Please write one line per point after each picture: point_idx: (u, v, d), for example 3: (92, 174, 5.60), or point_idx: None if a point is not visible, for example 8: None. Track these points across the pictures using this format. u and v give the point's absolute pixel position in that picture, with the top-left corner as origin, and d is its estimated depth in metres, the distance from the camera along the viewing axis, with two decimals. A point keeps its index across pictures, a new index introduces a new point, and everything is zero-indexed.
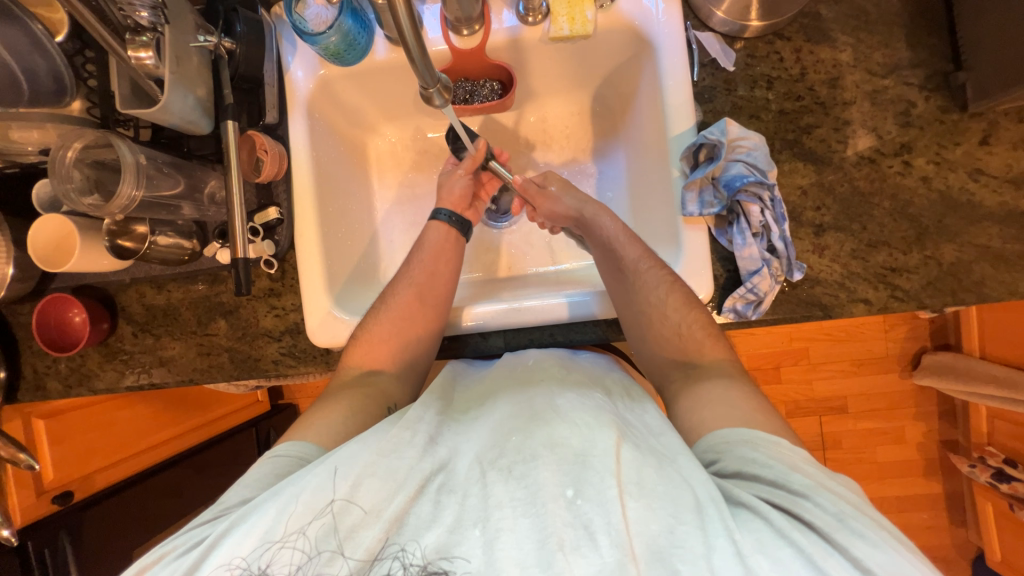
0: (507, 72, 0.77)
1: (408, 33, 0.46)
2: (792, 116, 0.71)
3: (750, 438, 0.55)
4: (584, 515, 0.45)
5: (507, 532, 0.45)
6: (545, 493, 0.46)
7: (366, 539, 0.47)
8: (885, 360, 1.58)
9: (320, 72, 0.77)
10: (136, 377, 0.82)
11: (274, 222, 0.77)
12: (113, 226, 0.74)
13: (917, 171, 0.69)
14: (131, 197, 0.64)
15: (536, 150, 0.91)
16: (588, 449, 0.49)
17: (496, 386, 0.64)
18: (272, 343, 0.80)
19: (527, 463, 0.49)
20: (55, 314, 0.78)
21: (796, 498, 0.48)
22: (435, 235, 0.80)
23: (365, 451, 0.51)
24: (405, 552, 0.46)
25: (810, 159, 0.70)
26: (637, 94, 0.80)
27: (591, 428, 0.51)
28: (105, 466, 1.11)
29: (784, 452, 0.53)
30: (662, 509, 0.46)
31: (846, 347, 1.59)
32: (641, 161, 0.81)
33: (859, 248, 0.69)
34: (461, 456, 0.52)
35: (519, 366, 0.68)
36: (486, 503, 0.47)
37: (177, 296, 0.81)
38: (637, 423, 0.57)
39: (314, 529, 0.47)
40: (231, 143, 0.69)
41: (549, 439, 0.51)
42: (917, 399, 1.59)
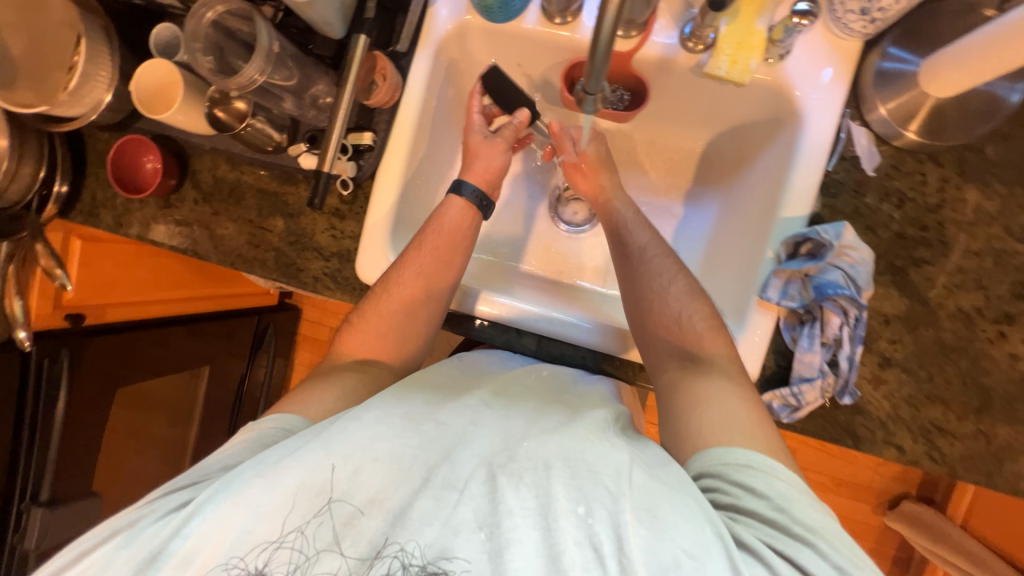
0: (643, 86, 0.75)
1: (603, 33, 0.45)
2: (908, 242, 0.67)
3: (746, 461, 0.53)
4: (595, 535, 0.47)
5: (517, 544, 0.47)
6: (557, 508, 0.48)
7: (368, 529, 0.49)
8: (865, 489, 1.58)
9: (464, 18, 0.75)
10: (184, 241, 0.83)
11: (364, 147, 0.76)
12: (215, 94, 0.74)
13: (1007, 346, 0.66)
14: (252, 79, 0.64)
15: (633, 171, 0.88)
16: (600, 466, 0.51)
17: (503, 385, 0.66)
18: (319, 259, 0.80)
19: (539, 472, 0.51)
20: (132, 155, 0.81)
21: (796, 544, 0.48)
22: (456, 213, 0.76)
23: (370, 434, 0.53)
24: (403, 550, 0.48)
25: (906, 291, 0.68)
26: (759, 157, 0.77)
27: (602, 449, 0.53)
28: (117, 303, 1.17)
29: (779, 479, 0.52)
30: (672, 539, 0.46)
31: (834, 463, 1.57)
32: (734, 224, 0.79)
33: (917, 395, 0.67)
34: (465, 447, 0.53)
35: (534, 372, 0.71)
36: (496, 509, 0.49)
37: (247, 180, 0.81)
38: (641, 444, 0.57)
39: (312, 528, 0.49)
40: (356, 57, 0.68)
41: (561, 453, 0.52)
42: (879, 536, 1.59)
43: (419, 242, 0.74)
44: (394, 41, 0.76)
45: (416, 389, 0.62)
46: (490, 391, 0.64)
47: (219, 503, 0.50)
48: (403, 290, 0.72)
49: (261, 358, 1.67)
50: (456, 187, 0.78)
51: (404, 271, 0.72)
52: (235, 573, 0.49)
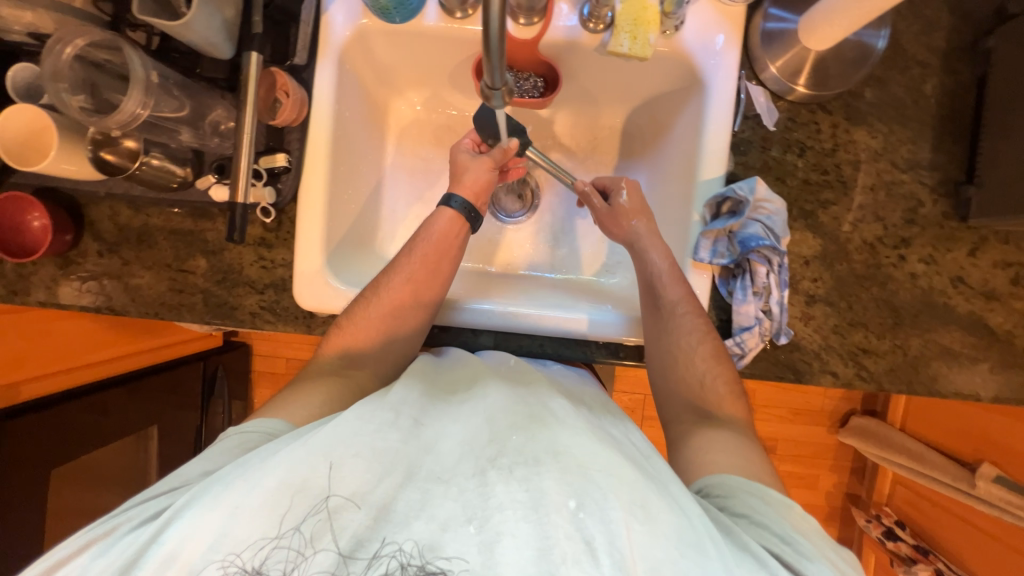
0: (554, 71, 0.76)
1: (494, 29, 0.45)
2: (814, 187, 0.73)
3: (760, 490, 0.57)
4: (586, 529, 0.45)
5: (508, 537, 0.45)
6: (548, 502, 0.46)
7: (355, 537, 0.46)
8: (817, 414, 1.72)
9: (361, 22, 0.72)
10: (96, 299, 0.76)
11: (278, 169, 0.72)
12: (97, 134, 0.67)
13: (908, 267, 0.74)
14: (133, 114, 0.58)
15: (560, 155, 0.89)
16: (591, 461, 0.48)
17: (489, 372, 0.66)
18: (252, 294, 0.76)
19: (530, 466, 0.48)
20: (12, 216, 0.72)
21: (801, 558, 0.50)
22: (443, 223, 0.74)
23: (351, 431, 0.52)
24: (398, 553, 0.45)
25: (819, 232, 0.73)
26: (674, 126, 0.81)
27: (589, 441, 0.51)
28: (32, 377, 1.06)
29: (791, 514, 0.55)
30: (664, 538, 0.46)
31: (788, 396, 1.71)
32: (662, 193, 0.82)
33: (841, 324, 0.74)
34: (448, 437, 0.53)
35: (501, 364, 0.69)
36: (485, 503, 0.46)
37: (157, 222, 0.75)
38: (626, 440, 0.57)
39: (306, 524, 0.47)
40: (251, 74, 0.64)
41: (551, 446, 0.50)
42: (836, 452, 1.75)
43: (408, 252, 0.74)
44: (291, 54, 0.72)
45: (394, 383, 0.62)
46: (467, 390, 0.62)
47: (197, 507, 0.48)
48: (400, 292, 0.72)
49: (216, 404, 1.54)
50: (444, 199, 0.76)
51: (399, 275, 0.72)
52: (231, 571, 0.45)
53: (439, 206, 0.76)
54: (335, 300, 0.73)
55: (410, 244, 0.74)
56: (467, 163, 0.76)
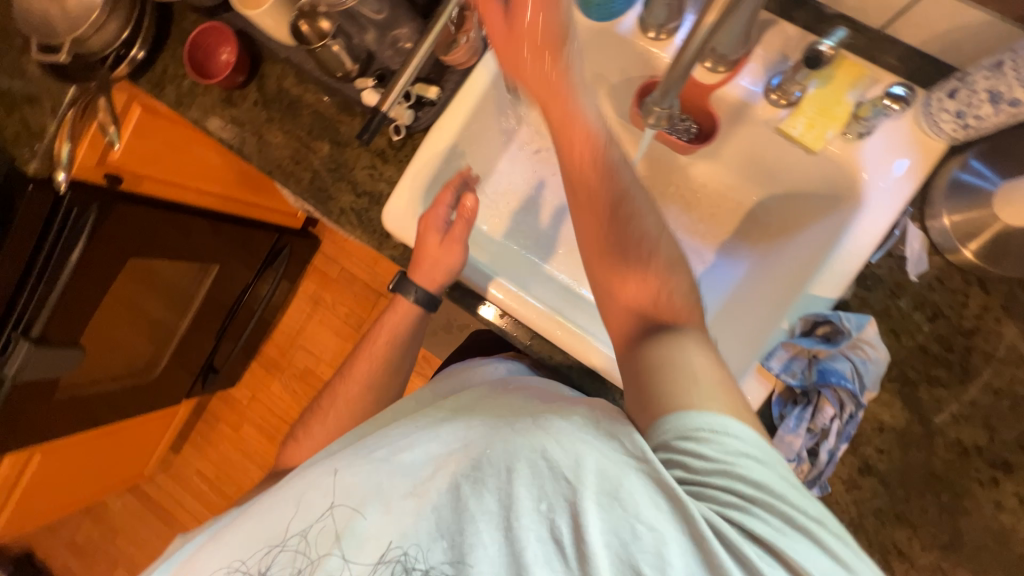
0: (714, 125, 0.74)
1: (695, 43, 0.47)
2: (929, 358, 0.65)
3: (709, 429, 0.49)
4: (555, 531, 0.48)
5: (480, 545, 0.49)
6: (519, 509, 0.49)
7: (349, 539, 0.56)
8: None
9: None
10: (233, 137, 0.85)
11: (426, 100, 0.76)
12: (305, 6, 0.72)
13: (996, 493, 0.63)
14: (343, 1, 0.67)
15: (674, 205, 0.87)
16: (562, 464, 0.49)
17: (472, 399, 0.68)
18: (350, 193, 0.81)
19: (499, 475, 0.51)
20: (210, 43, 0.83)
21: (758, 514, 0.46)
22: (432, 231, 0.74)
23: (329, 469, 0.63)
24: (406, 555, 0.53)
25: (910, 405, 0.65)
26: (805, 232, 0.76)
27: (554, 432, 0.50)
28: (154, 178, 1.21)
29: (734, 442, 0.48)
30: (626, 532, 0.46)
31: None
32: (758, 288, 0.78)
33: (886, 511, 0.65)
34: (416, 454, 0.58)
35: (511, 381, 0.73)
36: (459, 514, 0.52)
37: (309, 99, 0.83)
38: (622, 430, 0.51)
39: (304, 539, 0.59)
40: (444, 13, 0.69)
41: (523, 449, 0.51)
42: None
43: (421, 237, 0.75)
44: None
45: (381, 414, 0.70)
46: (454, 405, 0.67)
47: (212, 549, 0.65)
48: (383, 339, 0.86)
49: (267, 275, 1.75)
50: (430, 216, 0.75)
51: (388, 315, 0.85)
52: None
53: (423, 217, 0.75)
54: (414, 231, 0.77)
55: (422, 227, 0.75)
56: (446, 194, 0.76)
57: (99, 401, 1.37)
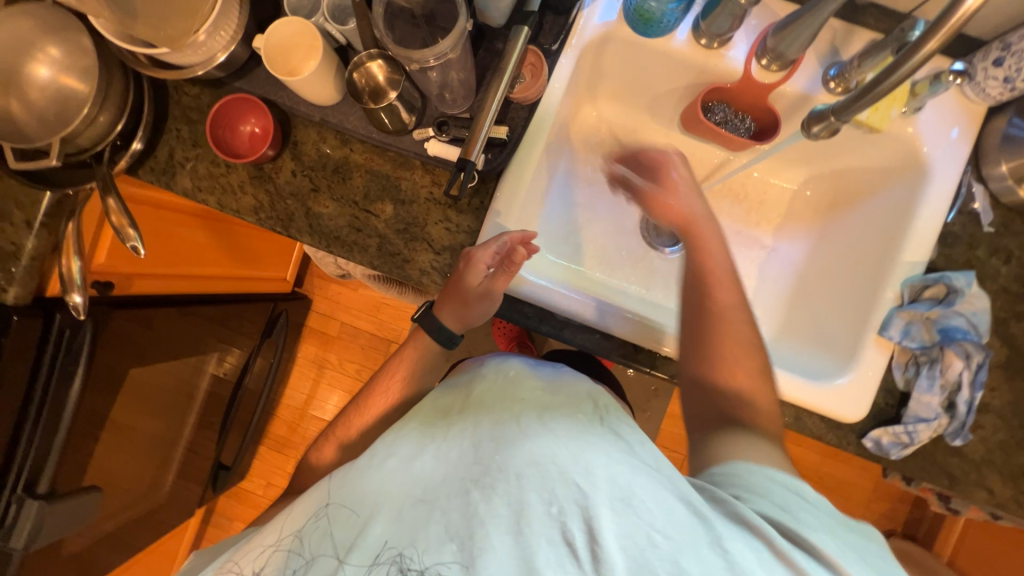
0: (775, 119, 0.76)
1: (897, 79, 0.51)
2: (1012, 297, 0.72)
3: (749, 466, 0.55)
4: (567, 529, 0.51)
5: (491, 549, 0.51)
6: (532, 512, 0.52)
7: (356, 537, 0.56)
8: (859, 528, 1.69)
9: (610, 28, 0.75)
10: (273, 215, 0.76)
11: (498, 141, 0.72)
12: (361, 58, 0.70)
13: None
14: (439, 56, 0.61)
15: (729, 203, 0.90)
16: (570, 466, 0.55)
17: (488, 402, 0.65)
18: (427, 252, 0.75)
19: (512, 479, 0.55)
20: (229, 118, 0.75)
21: (795, 519, 0.49)
22: (470, 273, 0.69)
23: (351, 471, 0.61)
24: (403, 556, 0.53)
25: (1006, 343, 0.72)
26: (866, 201, 0.81)
27: (560, 441, 0.57)
28: (144, 273, 1.04)
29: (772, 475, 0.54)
30: (638, 525, 0.50)
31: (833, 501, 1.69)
32: (830, 265, 0.83)
33: (1009, 442, 0.71)
34: (441, 464, 0.59)
35: (548, 370, 0.71)
36: (471, 522, 0.53)
37: (357, 159, 0.76)
38: (623, 435, 0.60)
39: (309, 539, 0.58)
40: (517, 48, 0.66)
41: (533, 459, 0.56)
42: None
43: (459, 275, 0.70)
44: (543, 37, 0.74)
45: (411, 412, 0.68)
46: (466, 412, 0.65)
47: (222, 559, 0.61)
48: (398, 381, 0.75)
49: (266, 348, 1.59)
50: (468, 257, 0.69)
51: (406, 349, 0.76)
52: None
53: (464, 257, 0.69)
54: None
55: (463, 263, 0.69)
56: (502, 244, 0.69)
57: (110, 542, 1.16)
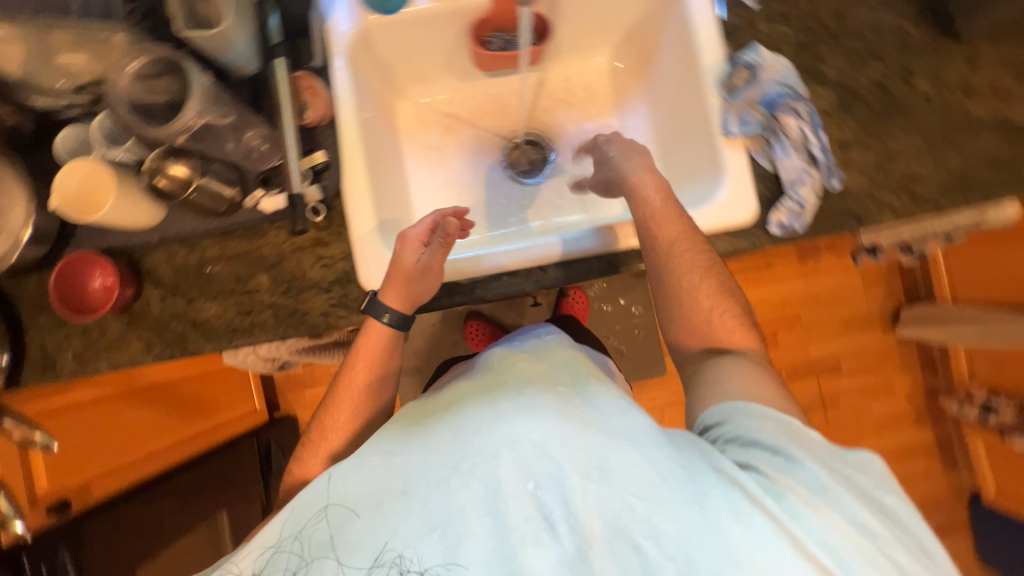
0: (542, 21, 0.83)
1: None
2: (809, 46, 0.78)
3: (743, 408, 0.62)
4: (545, 505, 0.51)
5: (471, 536, 0.51)
6: (507, 492, 0.51)
7: (350, 540, 0.54)
8: (869, 319, 1.87)
9: (362, 22, 0.78)
10: (167, 346, 0.76)
11: (320, 166, 0.75)
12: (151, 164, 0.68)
13: (920, 91, 0.78)
14: (189, 124, 0.62)
15: (565, 109, 1.01)
16: (545, 442, 0.53)
17: (459, 399, 0.63)
18: (320, 294, 0.76)
19: (489, 460, 0.53)
20: (76, 296, 0.72)
21: (787, 468, 0.54)
22: (409, 249, 0.71)
23: (343, 470, 0.58)
24: (403, 558, 0.51)
25: (829, 84, 0.78)
26: (662, 47, 0.88)
27: (547, 420, 0.54)
28: (99, 475, 1.03)
29: (770, 420, 0.59)
30: (616, 489, 0.51)
31: (833, 310, 1.87)
32: (665, 111, 0.91)
33: (881, 160, 0.77)
34: (426, 454, 0.56)
35: (519, 347, 0.73)
36: (453, 510, 0.52)
37: (213, 254, 0.76)
38: (602, 406, 0.58)
39: (308, 536, 0.56)
40: (281, 83, 0.69)
41: (510, 438, 0.53)
42: (901, 353, 1.86)
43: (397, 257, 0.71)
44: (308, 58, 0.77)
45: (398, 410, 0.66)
46: (445, 407, 0.62)
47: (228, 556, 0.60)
48: (363, 373, 0.73)
49: (276, 482, 1.55)
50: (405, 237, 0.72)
51: (363, 338, 0.73)
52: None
53: (400, 238, 0.72)
54: None
55: (401, 245, 0.71)
56: (435, 220, 0.73)
57: None
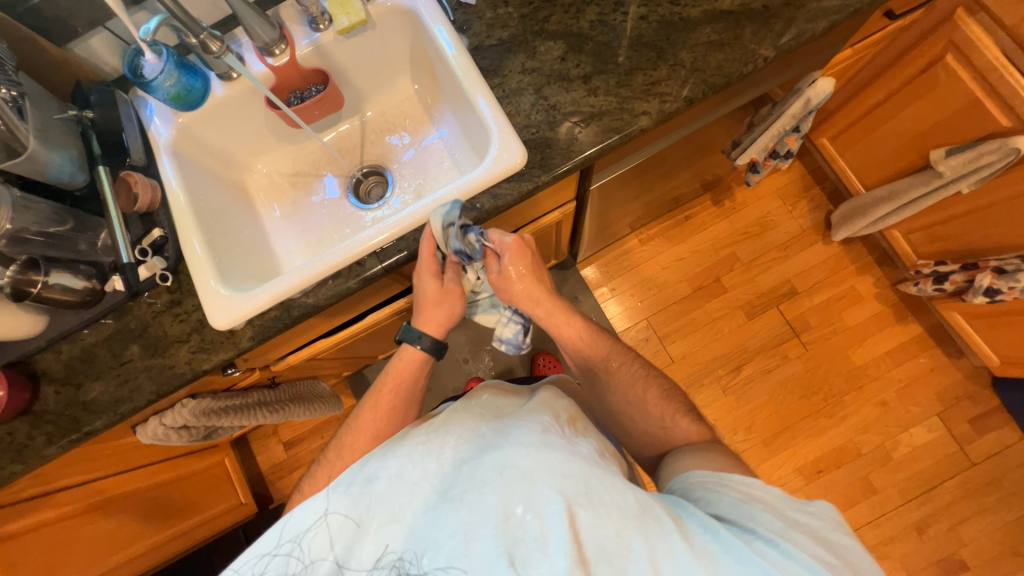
0: (322, 72, 1.00)
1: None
2: (531, 15, 0.93)
3: (743, 480, 0.70)
4: (533, 527, 0.58)
5: (466, 557, 0.57)
6: (500, 515, 0.60)
7: (353, 552, 0.64)
8: (805, 234, 1.86)
9: (176, 120, 0.96)
10: (63, 432, 0.85)
11: (159, 240, 0.88)
12: (15, 274, 0.79)
13: (635, 15, 0.90)
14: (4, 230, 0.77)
15: (391, 134, 1.14)
16: (534, 468, 0.64)
17: (456, 424, 0.78)
18: (182, 346, 0.87)
19: (485, 484, 0.63)
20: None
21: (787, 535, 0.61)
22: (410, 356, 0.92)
23: (347, 486, 0.69)
24: (402, 561, 0.61)
25: (556, 36, 0.91)
26: (432, 61, 1.02)
27: (541, 454, 0.66)
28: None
29: (787, 511, 0.65)
30: (603, 512, 0.60)
31: (767, 238, 1.87)
32: (456, 105, 1.03)
33: (621, 78, 0.86)
34: (428, 482, 0.68)
35: (514, 404, 0.87)
36: (448, 525, 0.61)
37: (92, 340, 0.89)
38: (586, 449, 0.71)
39: (306, 544, 0.64)
40: (104, 187, 0.85)
41: (501, 463, 0.65)
42: (852, 257, 1.82)
43: (381, 384, 0.91)
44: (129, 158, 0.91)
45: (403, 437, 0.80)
46: (443, 437, 0.75)
47: None
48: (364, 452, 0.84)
49: None
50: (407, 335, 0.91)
51: (400, 362, 0.91)
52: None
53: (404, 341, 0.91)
54: (243, 305, 0.85)
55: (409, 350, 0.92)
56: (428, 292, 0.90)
57: None
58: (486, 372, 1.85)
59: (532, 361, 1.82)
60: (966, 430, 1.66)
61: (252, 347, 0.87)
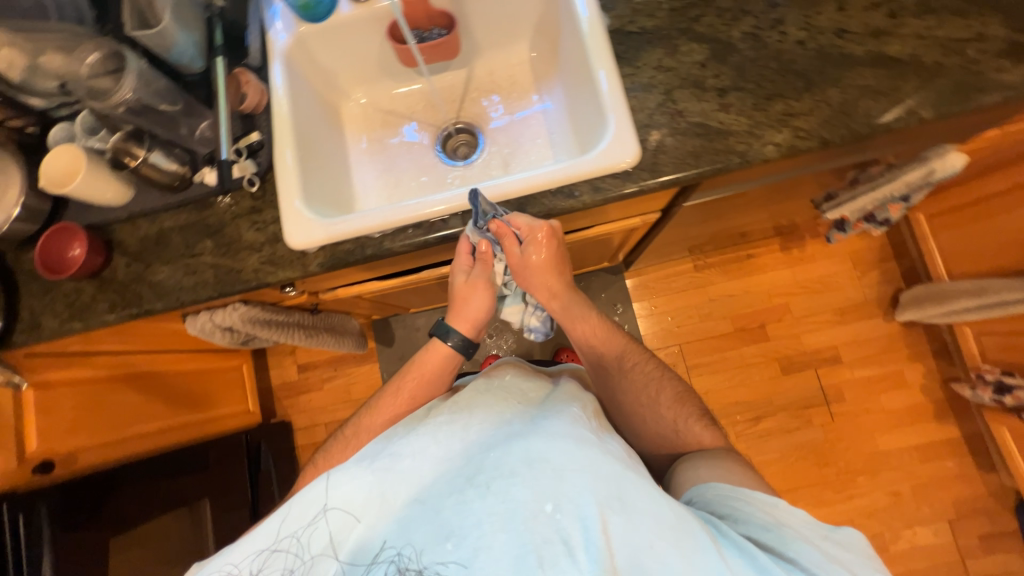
0: (448, 16, 0.97)
1: None
2: (680, 11, 0.88)
3: (771, 500, 0.67)
4: (563, 527, 0.56)
5: (489, 546, 0.56)
6: (527, 511, 0.57)
7: (358, 536, 0.62)
8: (866, 305, 1.78)
9: (296, 28, 0.95)
10: (125, 304, 0.87)
11: (255, 144, 0.89)
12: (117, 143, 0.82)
13: (792, 37, 0.84)
14: (124, 97, 0.80)
15: (494, 95, 1.11)
16: (563, 464, 0.61)
17: (476, 406, 0.75)
18: (253, 254, 0.87)
19: (511, 477, 0.60)
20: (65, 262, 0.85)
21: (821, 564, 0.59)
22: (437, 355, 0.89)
23: (355, 467, 0.67)
24: (402, 555, 0.58)
25: (702, 39, 0.86)
26: (562, 33, 0.98)
27: (571, 450, 0.63)
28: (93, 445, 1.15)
29: (820, 537, 0.62)
30: (636, 523, 0.57)
31: (826, 298, 1.80)
32: (573, 83, 0.99)
33: (759, 100, 0.81)
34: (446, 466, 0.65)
35: (538, 391, 0.83)
36: (467, 516, 0.58)
37: (169, 224, 0.90)
38: (615, 448, 0.68)
39: (307, 536, 0.62)
40: (217, 78, 0.86)
41: (530, 454, 0.62)
42: (908, 341, 1.74)
43: (403, 375, 0.89)
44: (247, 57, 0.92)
45: (419, 414, 0.77)
46: (461, 419, 0.72)
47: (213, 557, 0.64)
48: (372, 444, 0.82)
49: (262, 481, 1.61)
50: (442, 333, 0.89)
51: (425, 356, 0.89)
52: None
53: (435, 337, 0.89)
54: (320, 230, 0.85)
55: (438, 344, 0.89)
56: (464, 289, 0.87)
57: None
58: (507, 352, 1.85)
59: (554, 354, 1.80)
60: (973, 545, 1.61)
61: (318, 273, 0.87)
